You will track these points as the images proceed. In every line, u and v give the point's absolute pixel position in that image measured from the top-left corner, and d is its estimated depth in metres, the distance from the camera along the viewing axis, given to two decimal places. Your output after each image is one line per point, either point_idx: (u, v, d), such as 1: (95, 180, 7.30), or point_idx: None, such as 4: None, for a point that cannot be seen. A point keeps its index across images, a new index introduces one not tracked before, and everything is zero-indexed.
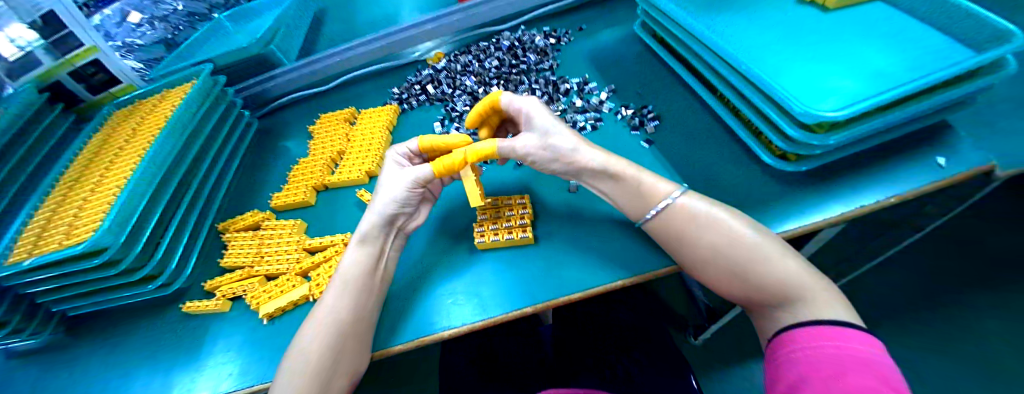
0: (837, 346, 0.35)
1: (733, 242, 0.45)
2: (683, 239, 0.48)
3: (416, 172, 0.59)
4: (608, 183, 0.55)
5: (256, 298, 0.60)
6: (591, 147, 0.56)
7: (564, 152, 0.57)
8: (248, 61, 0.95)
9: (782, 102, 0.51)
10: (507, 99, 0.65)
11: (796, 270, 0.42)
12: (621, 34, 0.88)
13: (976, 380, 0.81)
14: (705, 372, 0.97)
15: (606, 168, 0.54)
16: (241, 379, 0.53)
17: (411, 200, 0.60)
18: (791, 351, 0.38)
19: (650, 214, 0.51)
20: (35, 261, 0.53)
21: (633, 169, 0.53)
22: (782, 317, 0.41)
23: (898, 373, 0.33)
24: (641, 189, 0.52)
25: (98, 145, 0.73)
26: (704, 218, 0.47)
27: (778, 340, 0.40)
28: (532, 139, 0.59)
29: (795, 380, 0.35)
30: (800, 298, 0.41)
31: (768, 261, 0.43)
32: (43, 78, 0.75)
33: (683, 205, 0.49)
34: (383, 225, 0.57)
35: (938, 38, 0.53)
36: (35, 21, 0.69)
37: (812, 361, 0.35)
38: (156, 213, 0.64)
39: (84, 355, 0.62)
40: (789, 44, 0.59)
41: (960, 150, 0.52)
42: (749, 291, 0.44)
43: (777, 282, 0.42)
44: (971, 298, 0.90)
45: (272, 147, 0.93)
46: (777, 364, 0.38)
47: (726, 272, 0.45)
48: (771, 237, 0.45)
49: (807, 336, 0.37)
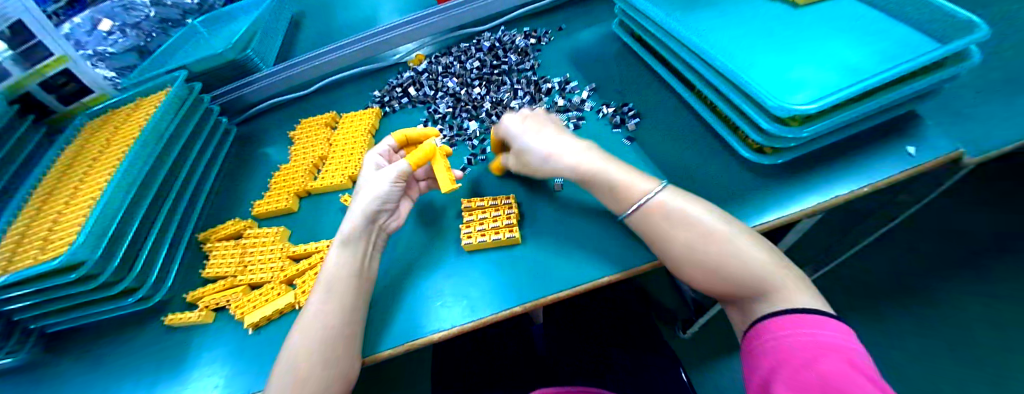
0: (809, 334, 0.36)
1: (706, 238, 0.46)
2: (660, 235, 0.49)
3: (396, 168, 0.60)
4: (589, 183, 0.56)
5: (240, 308, 0.59)
6: (567, 152, 0.57)
7: (549, 173, 0.59)
8: (225, 67, 0.94)
9: (756, 97, 0.52)
10: (498, 127, 0.66)
11: (766, 263, 0.43)
12: (600, 32, 0.88)
13: (952, 360, 0.84)
14: (695, 362, 0.99)
15: (580, 170, 0.55)
16: (228, 390, 0.53)
17: (393, 196, 0.59)
18: (765, 340, 0.38)
19: (629, 210, 0.51)
20: (10, 279, 0.52)
21: (608, 166, 0.54)
22: (757, 309, 0.42)
23: (867, 357, 0.34)
24: (620, 185, 0.52)
25: (71, 157, 0.71)
26: (678, 216, 0.48)
27: (752, 329, 0.41)
28: (522, 165, 0.62)
29: (771, 368, 0.36)
30: (771, 290, 0.42)
31: (742, 255, 0.44)
32: (13, 89, 0.72)
33: (660, 202, 0.49)
34: (366, 224, 0.57)
35: (905, 30, 0.55)
36: (1, 31, 0.66)
37: (786, 350, 0.36)
38: (133, 225, 0.62)
39: (63, 372, 0.61)
40: (763, 39, 0.60)
41: (928, 138, 0.53)
42: (723, 286, 0.45)
43: (752, 275, 0.43)
44: (946, 281, 0.93)
45: (252, 155, 0.92)
46: (752, 353, 0.39)
47: (700, 268, 0.46)
48: (744, 231, 0.46)
49: (781, 325, 0.38)
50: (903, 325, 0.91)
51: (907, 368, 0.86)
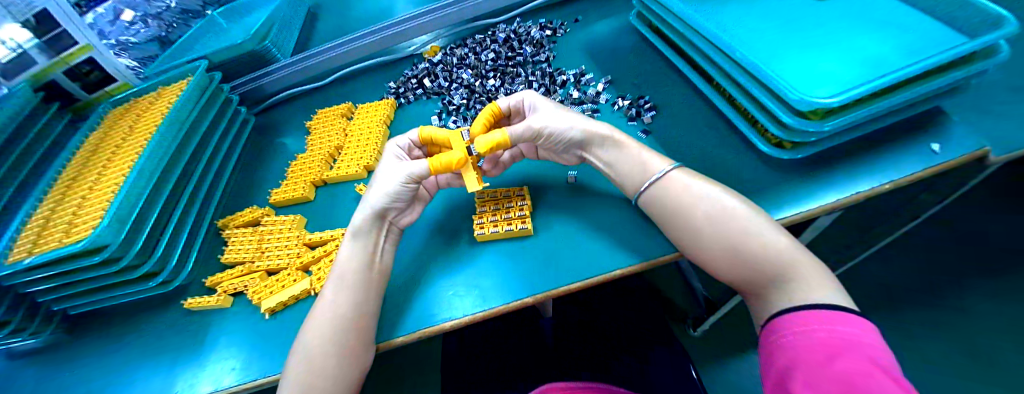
0: (829, 330, 0.36)
1: (727, 216, 0.45)
2: (676, 213, 0.49)
3: (410, 169, 0.58)
4: (611, 150, 0.57)
5: (257, 293, 0.60)
6: (594, 122, 0.60)
7: (578, 119, 0.60)
8: (242, 58, 0.95)
9: (778, 90, 0.51)
10: (505, 101, 0.67)
11: (787, 246, 0.43)
12: (616, 24, 0.88)
13: (975, 367, 0.82)
14: (707, 363, 0.98)
15: (613, 134, 0.58)
16: (245, 373, 0.54)
17: (403, 196, 0.59)
18: (782, 336, 0.38)
19: (646, 186, 0.52)
20: (36, 260, 0.53)
21: (634, 141, 0.57)
22: (777, 301, 0.41)
23: (890, 357, 0.33)
24: (642, 157, 0.55)
25: (95, 143, 0.73)
26: (698, 193, 0.48)
27: (769, 324, 0.41)
28: (547, 115, 0.61)
29: (787, 365, 0.35)
30: (794, 276, 0.41)
31: (760, 235, 0.44)
32: (37, 77, 0.74)
33: (676, 179, 0.51)
34: (373, 219, 0.57)
35: (932, 24, 0.54)
36: (28, 20, 0.68)
37: (804, 345, 0.35)
38: (154, 212, 0.64)
39: (86, 351, 0.63)
40: (785, 32, 0.59)
41: (953, 136, 0.52)
42: (740, 270, 0.44)
43: (771, 258, 0.42)
44: (967, 285, 0.91)
45: (269, 144, 0.94)
46: (768, 349, 0.39)
47: (720, 248, 0.45)
48: (762, 213, 0.46)
49: (799, 321, 0.38)
50: (924, 328, 0.89)
51: (923, 371, 0.84)
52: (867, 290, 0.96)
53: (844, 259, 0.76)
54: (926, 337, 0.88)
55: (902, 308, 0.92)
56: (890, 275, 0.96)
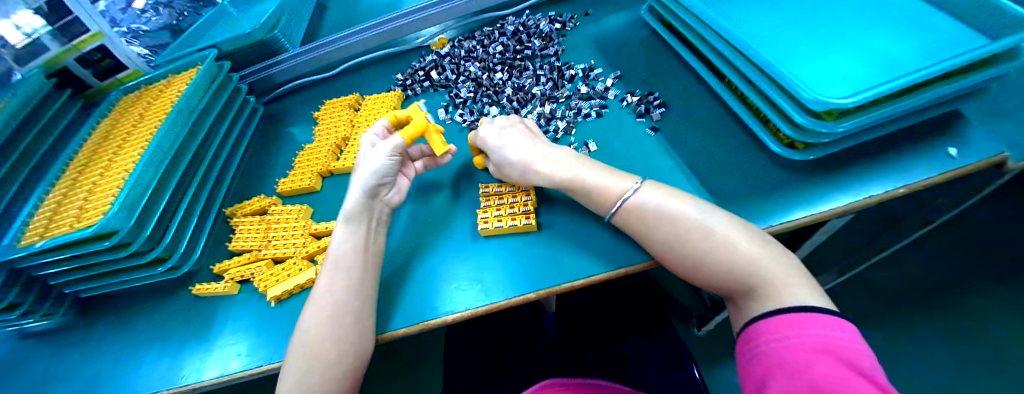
0: (801, 335, 0.35)
1: (683, 237, 0.46)
2: (640, 236, 0.50)
3: (391, 142, 0.60)
4: (578, 190, 0.55)
5: (263, 281, 0.61)
6: (543, 168, 0.57)
7: (521, 175, 0.59)
8: (251, 48, 0.96)
9: (791, 89, 0.50)
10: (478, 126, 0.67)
11: (751, 256, 0.43)
12: (627, 19, 0.87)
13: (981, 374, 0.81)
14: (716, 361, 0.98)
15: (560, 181, 0.56)
16: (251, 359, 0.55)
17: (389, 170, 0.60)
18: (758, 344, 0.37)
19: (612, 210, 0.52)
20: (46, 244, 0.54)
21: (580, 174, 0.55)
22: (750, 306, 0.41)
23: (863, 357, 0.33)
24: (597, 188, 0.53)
25: (106, 129, 0.74)
26: (656, 213, 0.48)
27: (746, 332, 0.40)
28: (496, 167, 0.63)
29: (763, 375, 0.35)
30: (760, 284, 0.41)
31: (719, 251, 0.44)
32: (50, 64, 0.75)
33: (636, 200, 0.50)
34: (366, 199, 0.58)
35: (953, 25, 0.52)
36: (41, 7, 0.69)
37: (778, 354, 0.35)
38: (164, 198, 0.65)
39: (97, 333, 0.64)
40: (801, 30, 0.58)
41: (970, 140, 0.51)
42: (709, 281, 0.45)
43: (734, 271, 0.43)
44: (978, 292, 0.90)
45: (277, 134, 0.94)
46: (746, 358, 0.38)
47: (684, 266, 0.47)
48: (722, 223, 0.46)
49: (774, 327, 0.37)
50: (933, 333, 0.88)
51: (928, 376, 0.84)
52: (875, 294, 0.95)
53: (852, 263, 0.75)
54: (933, 342, 0.87)
55: (910, 314, 0.91)
56: (898, 279, 0.96)
